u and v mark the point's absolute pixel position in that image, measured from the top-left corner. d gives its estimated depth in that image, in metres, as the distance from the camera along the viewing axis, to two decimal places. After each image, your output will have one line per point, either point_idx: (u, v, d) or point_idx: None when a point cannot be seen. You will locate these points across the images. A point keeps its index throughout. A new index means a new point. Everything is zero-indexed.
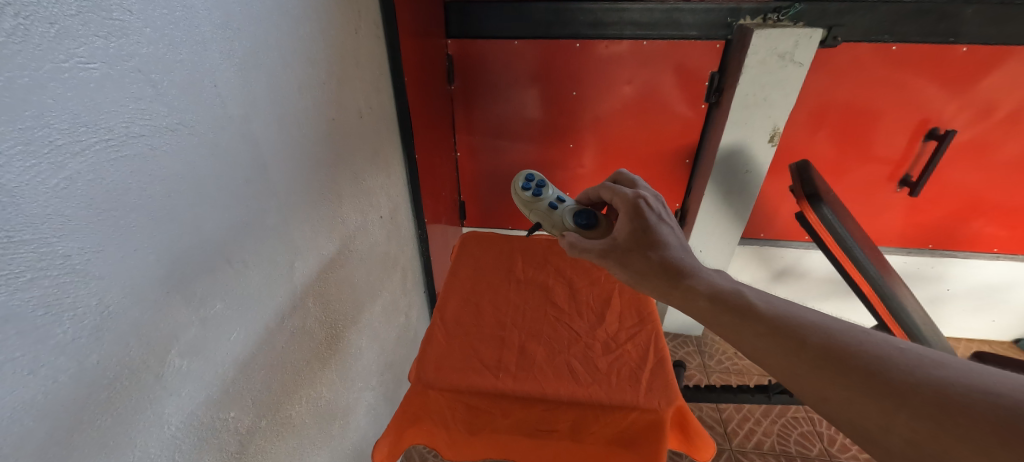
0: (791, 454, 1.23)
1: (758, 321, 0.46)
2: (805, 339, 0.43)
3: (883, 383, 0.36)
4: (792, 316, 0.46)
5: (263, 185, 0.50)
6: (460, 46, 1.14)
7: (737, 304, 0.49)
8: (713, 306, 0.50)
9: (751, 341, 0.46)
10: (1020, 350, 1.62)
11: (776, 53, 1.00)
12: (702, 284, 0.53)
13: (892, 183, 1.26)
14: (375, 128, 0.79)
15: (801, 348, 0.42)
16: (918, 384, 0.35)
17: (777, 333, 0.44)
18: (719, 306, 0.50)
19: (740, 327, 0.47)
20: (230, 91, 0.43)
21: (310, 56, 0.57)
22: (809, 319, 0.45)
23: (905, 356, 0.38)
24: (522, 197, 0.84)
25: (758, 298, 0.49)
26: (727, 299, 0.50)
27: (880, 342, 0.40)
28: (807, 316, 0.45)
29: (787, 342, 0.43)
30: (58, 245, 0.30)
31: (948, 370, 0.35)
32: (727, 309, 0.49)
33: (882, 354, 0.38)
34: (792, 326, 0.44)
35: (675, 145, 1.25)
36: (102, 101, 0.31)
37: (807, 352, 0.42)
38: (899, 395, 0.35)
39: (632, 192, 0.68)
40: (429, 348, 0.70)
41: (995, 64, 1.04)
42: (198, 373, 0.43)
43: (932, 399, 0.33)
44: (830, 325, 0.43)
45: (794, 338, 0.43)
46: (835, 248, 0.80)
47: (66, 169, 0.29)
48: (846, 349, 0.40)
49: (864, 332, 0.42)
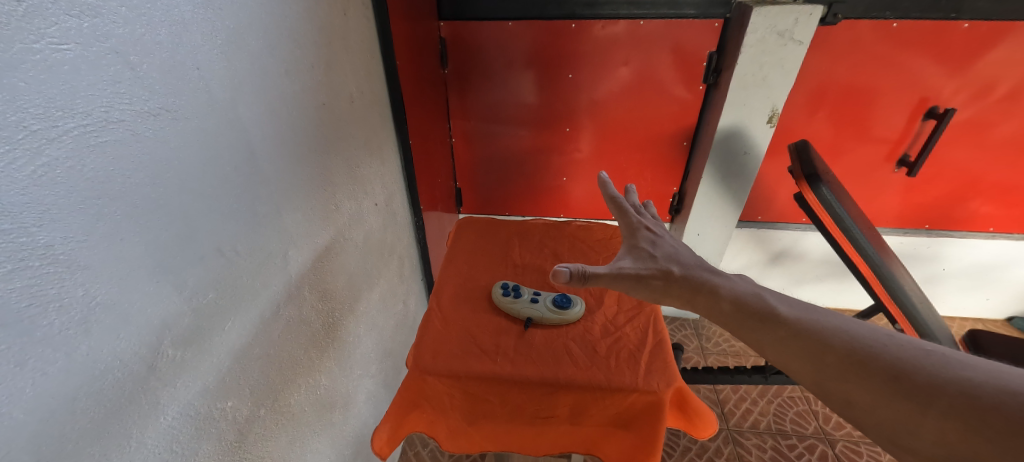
0: (787, 432, 1.25)
1: (780, 325, 0.46)
2: (828, 342, 0.42)
3: (907, 385, 0.36)
4: (813, 320, 0.45)
5: (253, 172, 0.49)
6: (453, 28, 1.11)
7: (760, 309, 0.48)
8: (736, 311, 0.50)
9: (773, 346, 0.46)
10: (1013, 327, 1.62)
11: (776, 31, 0.99)
12: (723, 288, 0.53)
13: (890, 164, 1.25)
14: (366, 112, 0.77)
15: (824, 351, 0.42)
16: (942, 386, 0.34)
17: (799, 338, 0.44)
18: (742, 312, 0.50)
19: (762, 332, 0.47)
20: (214, 75, 0.42)
21: (297, 37, 0.56)
22: (831, 323, 0.44)
23: (929, 357, 0.37)
24: (506, 303, 0.74)
25: (780, 303, 0.49)
26: (749, 304, 0.50)
27: (904, 345, 0.39)
28: (829, 320, 0.45)
29: (810, 346, 0.43)
30: (39, 235, 0.29)
31: (974, 371, 0.34)
32: (749, 315, 0.49)
33: (905, 356, 0.38)
34: (813, 330, 0.44)
35: (673, 128, 1.24)
36: (77, 84, 0.30)
37: (831, 356, 0.41)
38: (925, 396, 0.34)
39: (634, 218, 0.69)
40: (426, 335, 0.69)
41: (995, 41, 1.03)
42: (191, 363, 0.43)
43: (957, 401, 0.33)
44: (852, 328, 0.43)
45: (817, 341, 0.43)
46: (834, 228, 0.79)
47: (43, 156, 0.28)
48: (870, 352, 0.39)
49: (887, 335, 0.41)
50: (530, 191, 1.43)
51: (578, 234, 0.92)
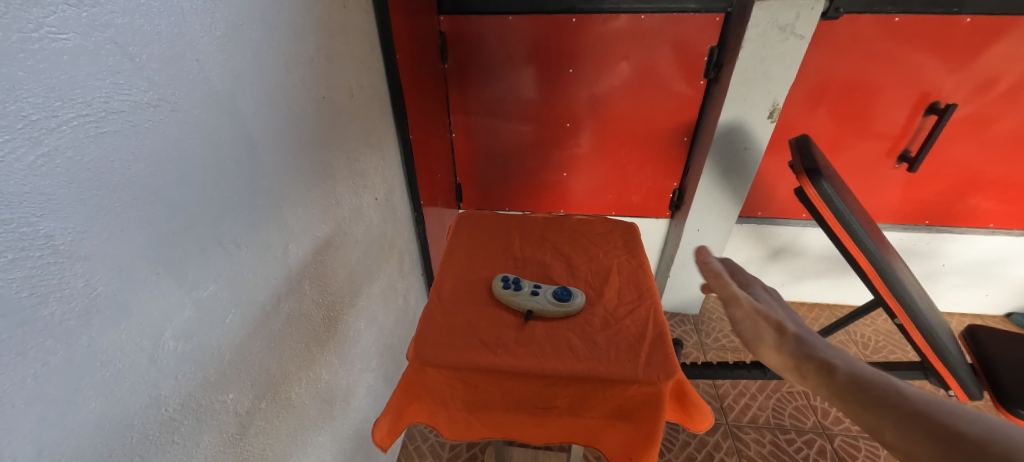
0: (785, 427, 1.26)
1: (841, 385, 0.41)
2: (895, 411, 0.36)
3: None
4: (884, 384, 0.39)
5: (253, 164, 0.49)
6: (453, 23, 1.11)
7: (832, 371, 0.43)
8: (806, 369, 0.45)
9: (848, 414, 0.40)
10: (1012, 323, 1.62)
11: (777, 26, 0.98)
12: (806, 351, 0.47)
13: (891, 159, 1.25)
14: (366, 106, 0.77)
15: (892, 421, 0.36)
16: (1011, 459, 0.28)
17: (865, 404, 0.39)
18: (811, 369, 0.45)
19: (829, 394, 0.42)
20: (214, 67, 0.42)
21: (296, 29, 0.56)
22: (901, 390, 0.38)
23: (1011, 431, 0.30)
24: (506, 295, 0.74)
25: (852, 364, 0.43)
26: (821, 363, 0.45)
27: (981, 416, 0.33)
28: (901, 386, 0.39)
29: (877, 416, 0.37)
30: (39, 225, 0.29)
31: None
32: (818, 374, 0.44)
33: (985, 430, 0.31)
34: (880, 395, 0.38)
35: (674, 123, 1.24)
36: (76, 74, 0.30)
37: (899, 424, 0.35)
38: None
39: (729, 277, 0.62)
40: (427, 328, 0.69)
41: (997, 36, 1.03)
42: (192, 355, 0.43)
43: None
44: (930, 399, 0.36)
45: (881, 408, 0.37)
46: (834, 222, 0.78)
47: (43, 145, 0.28)
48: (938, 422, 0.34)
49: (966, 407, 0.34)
50: (530, 186, 1.42)
51: (578, 228, 0.92)
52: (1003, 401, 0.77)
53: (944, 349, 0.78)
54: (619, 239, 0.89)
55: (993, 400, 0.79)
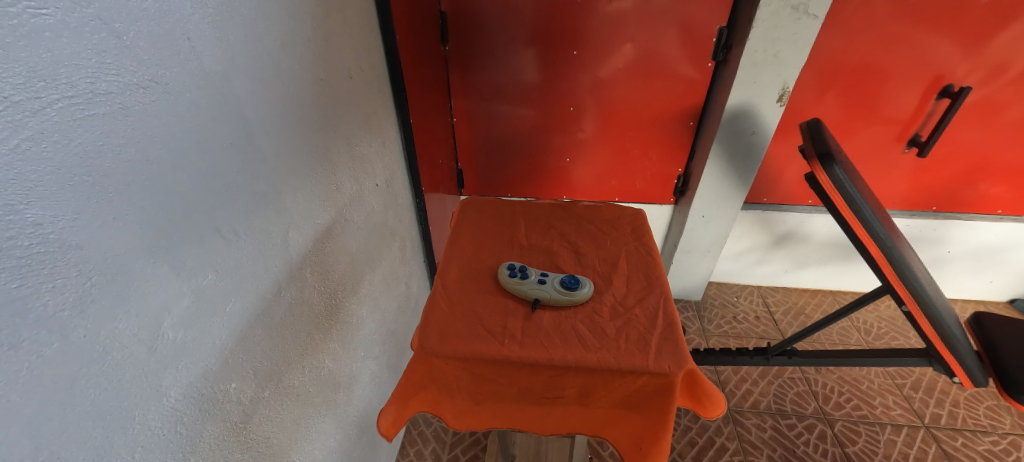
0: (786, 412, 1.26)
1: None
2: None
3: None
4: None
5: (250, 150, 0.47)
6: (454, 2, 1.07)
7: None
8: None
9: None
10: (1015, 309, 1.61)
11: (789, 5, 0.95)
12: None
13: (900, 144, 1.23)
14: (365, 90, 0.74)
15: None
16: None
17: None
18: None
19: None
20: (206, 47, 0.40)
21: (291, 8, 0.53)
22: None
23: None
24: (511, 284, 0.73)
25: None
26: None
27: None
28: None
29: None
30: (27, 213, 0.27)
31: None
32: None
33: None
34: None
35: (680, 106, 1.21)
36: (60, 53, 0.28)
37: None
38: None
39: None
40: (431, 318, 0.68)
41: (1014, 17, 1.00)
42: (193, 345, 0.42)
43: None
44: None
45: None
46: (846, 210, 0.76)
47: (27, 129, 0.27)
48: None
49: None
50: (532, 172, 1.40)
51: (585, 214, 0.91)
52: (1007, 388, 0.77)
53: (953, 338, 0.77)
54: (627, 226, 0.88)
55: (999, 388, 0.78)
